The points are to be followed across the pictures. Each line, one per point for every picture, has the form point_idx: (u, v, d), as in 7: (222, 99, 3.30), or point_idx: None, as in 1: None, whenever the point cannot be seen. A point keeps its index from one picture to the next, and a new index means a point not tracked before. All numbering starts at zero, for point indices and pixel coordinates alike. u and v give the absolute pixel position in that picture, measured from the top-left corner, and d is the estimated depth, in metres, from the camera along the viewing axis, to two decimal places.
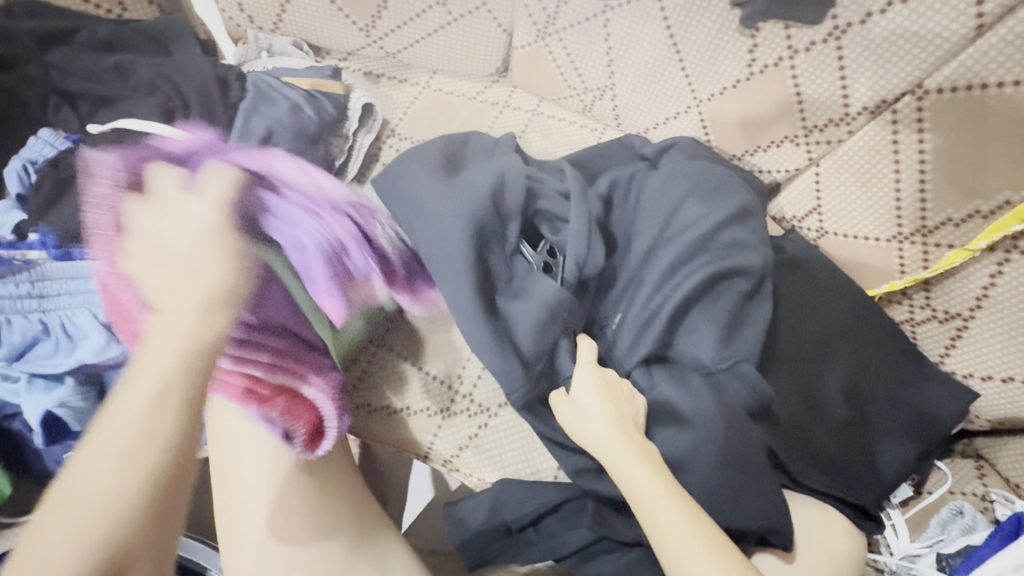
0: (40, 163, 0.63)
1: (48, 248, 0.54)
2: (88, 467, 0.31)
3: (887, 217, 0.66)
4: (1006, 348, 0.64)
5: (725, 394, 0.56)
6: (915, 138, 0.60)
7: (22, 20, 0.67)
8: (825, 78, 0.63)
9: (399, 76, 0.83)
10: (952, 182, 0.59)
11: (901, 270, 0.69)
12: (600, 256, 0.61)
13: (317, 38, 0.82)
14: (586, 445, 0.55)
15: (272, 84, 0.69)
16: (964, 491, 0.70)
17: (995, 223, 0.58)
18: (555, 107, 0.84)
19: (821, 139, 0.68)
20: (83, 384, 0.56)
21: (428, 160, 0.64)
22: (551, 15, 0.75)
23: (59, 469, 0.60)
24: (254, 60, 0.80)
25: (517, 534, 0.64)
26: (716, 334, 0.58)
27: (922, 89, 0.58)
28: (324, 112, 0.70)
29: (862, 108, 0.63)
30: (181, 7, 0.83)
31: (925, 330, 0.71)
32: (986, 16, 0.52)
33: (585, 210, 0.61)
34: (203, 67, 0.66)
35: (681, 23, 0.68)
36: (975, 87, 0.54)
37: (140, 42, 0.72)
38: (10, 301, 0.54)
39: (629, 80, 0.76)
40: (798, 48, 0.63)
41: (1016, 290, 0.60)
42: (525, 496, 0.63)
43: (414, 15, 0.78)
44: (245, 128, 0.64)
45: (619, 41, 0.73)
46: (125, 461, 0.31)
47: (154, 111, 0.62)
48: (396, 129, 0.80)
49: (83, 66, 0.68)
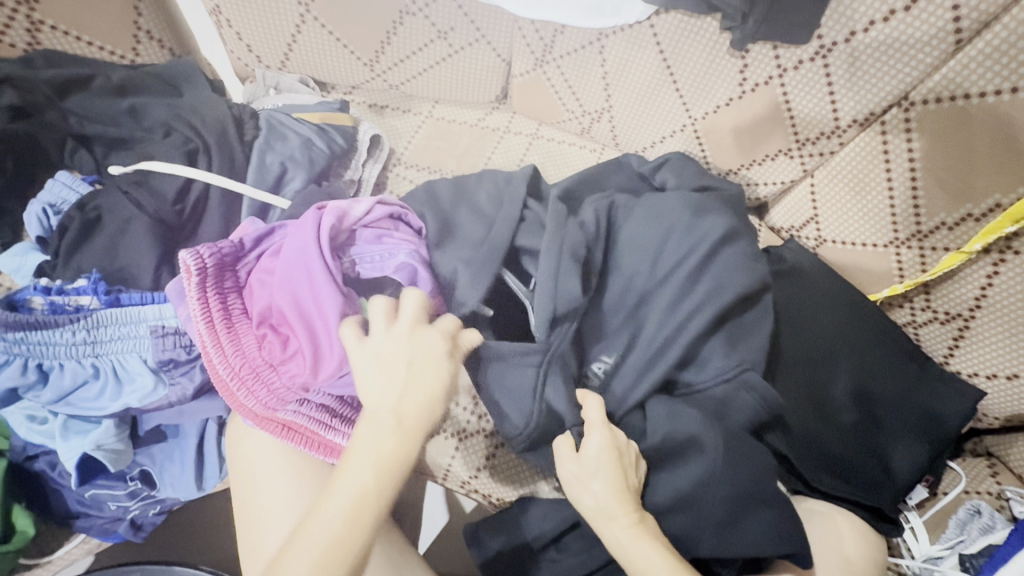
0: (60, 206, 0.65)
1: (100, 294, 0.54)
2: (329, 530, 0.41)
3: (882, 223, 0.68)
4: (1009, 346, 0.65)
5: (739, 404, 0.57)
6: (904, 147, 0.63)
7: (41, 70, 0.69)
8: (815, 93, 0.66)
9: (402, 107, 0.86)
10: (943, 187, 0.62)
11: (900, 274, 0.70)
12: (574, 287, 0.58)
13: (323, 74, 0.85)
14: (581, 508, 0.53)
15: (284, 121, 0.71)
16: (980, 490, 0.71)
17: (988, 225, 0.60)
18: (554, 130, 0.87)
19: (814, 151, 0.71)
20: (122, 425, 0.55)
21: (441, 203, 0.66)
22: (548, 43, 0.77)
23: (80, 507, 0.60)
24: (263, 98, 0.83)
25: (538, 554, 0.63)
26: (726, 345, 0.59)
27: (909, 101, 0.61)
28: (334, 145, 0.72)
29: (851, 121, 0.65)
30: (190, 49, 0.86)
31: (928, 332, 0.72)
32: (963, 31, 0.55)
33: (557, 242, 0.59)
34: (218, 107, 0.68)
35: (673, 47, 0.71)
36: (958, 97, 0.57)
37: (152, 85, 0.74)
38: (54, 347, 0.52)
39: (625, 102, 0.79)
40: (787, 66, 0.66)
41: (1012, 288, 0.62)
42: (544, 515, 0.63)
43: (419, 47, 0.80)
44: (260, 165, 0.66)
45: (614, 66, 0.76)
46: (363, 516, 0.42)
47: (173, 153, 0.63)
48: (402, 157, 0.82)
49: (99, 110, 0.70)
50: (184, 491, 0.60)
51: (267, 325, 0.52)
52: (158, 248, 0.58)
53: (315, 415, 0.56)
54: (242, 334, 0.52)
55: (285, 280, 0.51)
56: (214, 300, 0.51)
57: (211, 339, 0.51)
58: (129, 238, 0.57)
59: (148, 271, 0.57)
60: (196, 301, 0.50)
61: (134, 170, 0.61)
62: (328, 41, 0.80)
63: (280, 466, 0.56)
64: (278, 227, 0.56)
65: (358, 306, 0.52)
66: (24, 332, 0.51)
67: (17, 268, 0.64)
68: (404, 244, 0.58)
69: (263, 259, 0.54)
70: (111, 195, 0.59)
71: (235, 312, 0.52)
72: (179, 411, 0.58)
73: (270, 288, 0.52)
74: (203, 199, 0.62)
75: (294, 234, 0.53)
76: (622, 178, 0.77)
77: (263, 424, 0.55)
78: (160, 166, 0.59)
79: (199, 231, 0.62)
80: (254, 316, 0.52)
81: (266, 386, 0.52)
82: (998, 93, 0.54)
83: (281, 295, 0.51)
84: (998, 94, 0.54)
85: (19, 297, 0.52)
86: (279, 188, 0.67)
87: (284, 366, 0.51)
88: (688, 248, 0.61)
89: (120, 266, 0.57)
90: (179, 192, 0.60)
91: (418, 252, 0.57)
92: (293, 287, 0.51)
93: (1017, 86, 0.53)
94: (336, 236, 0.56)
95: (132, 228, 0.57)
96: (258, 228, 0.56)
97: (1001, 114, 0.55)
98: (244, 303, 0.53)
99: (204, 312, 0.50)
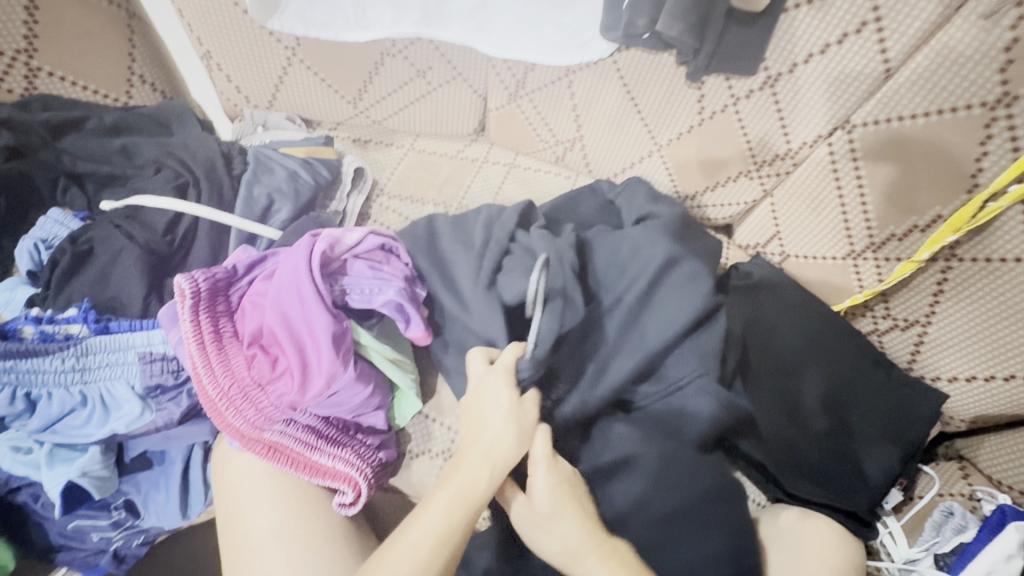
0: (51, 240, 0.67)
1: (90, 323, 0.55)
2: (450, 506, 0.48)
3: (839, 237, 0.73)
4: (965, 349, 0.69)
5: (711, 411, 0.60)
6: (851, 166, 0.68)
7: (36, 113, 0.72)
8: (766, 119, 0.71)
9: (385, 141, 0.91)
10: (889, 201, 0.66)
11: (859, 285, 0.75)
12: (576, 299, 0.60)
13: (309, 112, 0.89)
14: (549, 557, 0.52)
15: (268, 157, 0.74)
16: (952, 492, 0.73)
17: (933, 235, 0.65)
18: (530, 159, 0.92)
19: (771, 172, 0.76)
20: (108, 452, 0.56)
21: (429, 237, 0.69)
22: (520, 79, 0.83)
23: (62, 540, 0.60)
24: (251, 135, 0.86)
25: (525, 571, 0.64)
26: (694, 355, 0.62)
27: (850, 124, 0.66)
28: (318, 177, 0.75)
29: (802, 143, 0.71)
30: (182, 91, 0.90)
31: (891, 339, 0.76)
32: (891, 61, 0.60)
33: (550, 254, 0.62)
34: (208, 144, 0.72)
35: (636, 80, 0.76)
36: (893, 120, 0.62)
37: (144, 125, 0.78)
38: (43, 374, 0.53)
39: (596, 132, 0.84)
40: (739, 96, 0.71)
41: (961, 292, 0.66)
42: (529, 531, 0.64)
43: (399, 85, 0.85)
44: (247, 198, 0.69)
45: (583, 99, 0.81)
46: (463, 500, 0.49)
47: (164, 188, 0.66)
48: (385, 188, 0.86)
49: (93, 149, 0.74)
50: (169, 519, 0.60)
51: (257, 346, 0.54)
52: (147, 276, 0.60)
53: (300, 436, 0.56)
54: (232, 355, 0.54)
55: (275, 301, 0.54)
56: (206, 323, 0.54)
57: (202, 360, 0.53)
58: (119, 268, 0.59)
59: (137, 299, 0.59)
60: (188, 323, 0.53)
61: (126, 205, 0.64)
62: (314, 81, 0.84)
63: (269, 486, 0.57)
64: (272, 253, 0.59)
65: (347, 324, 0.55)
66: (13, 361, 0.52)
67: (7, 301, 0.65)
68: (394, 278, 0.61)
69: (256, 283, 0.57)
70: (103, 228, 0.61)
71: (225, 334, 0.54)
72: (165, 437, 0.59)
73: (261, 310, 0.55)
74: (190, 229, 0.64)
75: (286, 259, 0.56)
76: (594, 202, 0.81)
77: (249, 445, 0.55)
78: (155, 200, 0.62)
79: (188, 261, 0.64)
80: (246, 338, 0.54)
81: (254, 406, 0.53)
82: (927, 115, 0.60)
83: (272, 317, 0.54)
84: (927, 116, 0.60)
85: (11, 327, 0.54)
86: (264, 219, 0.69)
87: (272, 387, 0.53)
88: (655, 264, 0.65)
89: (111, 295, 0.59)
90: (169, 224, 0.63)
91: (406, 294, 0.59)
92: (284, 309, 0.54)
93: (944, 109, 0.58)
94: (328, 261, 0.59)
95: (122, 258, 0.60)
96: (249, 256, 0.59)
97: (934, 134, 0.60)
98: (235, 326, 0.55)
99: (196, 334, 0.53)
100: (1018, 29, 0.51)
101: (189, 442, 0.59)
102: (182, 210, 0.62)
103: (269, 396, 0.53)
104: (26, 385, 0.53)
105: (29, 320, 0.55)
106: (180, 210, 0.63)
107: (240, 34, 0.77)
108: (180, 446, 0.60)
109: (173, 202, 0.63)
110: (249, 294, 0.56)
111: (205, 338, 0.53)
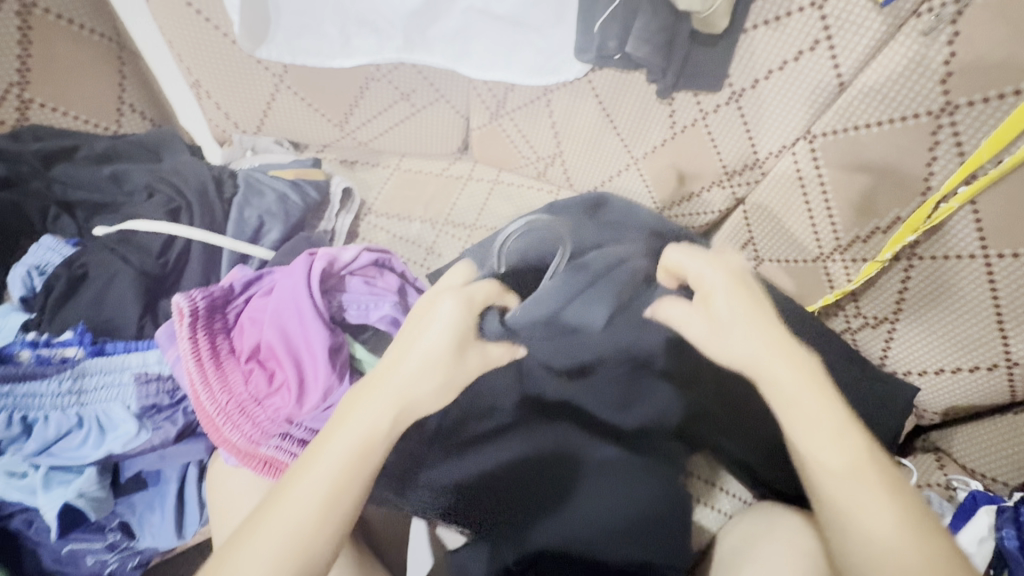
0: (43, 267, 0.68)
1: (86, 345, 0.57)
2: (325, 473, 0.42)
3: (808, 241, 0.77)
4: (933, 345, 0.72)
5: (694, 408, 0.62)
6: (815, 174, 0.72)
7: (28, 143, 0.74)
8: (734, 132, 0.75)
9: (371, 161, 0.94)
10: (852, 206, 0.70)
11: (831, 285, 0.78)
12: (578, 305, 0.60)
13: (297, 136, 0.92)
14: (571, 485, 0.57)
15: (264, 183, 0.76)
16: (931, 482, 0.76)
17: (894, 236, 0.69)
18: (513, 175, 0.95)
19: (743, 181, 0.80)
20: (104, 473, 0.57)
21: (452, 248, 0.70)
22: (500, 100, 0.86)
23: (56, 564, 0.60)
24: (239, 160, 0.89)
25: None
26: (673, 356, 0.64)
27: (811, 134, 0.70)
28: (307, 198, 0.78)
29: (769, 152, 0.75)
30: (171, 118, 0.92)
31: (863, 336, 0.79)
32: (844, 75, 0.65)
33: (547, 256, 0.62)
34: (199, 169, 0.73)
35: (610, 98, 0.80)
36: (850, 130, 0.66)
37: (134, 152, 0.80)
38: (40, 398, 0.54)
39: (575, 148, 0.88)
40: (708, 110, 0.75)
41: (925, 287, 0.69)
42: None
43: (384, 108, 0.88)
44: (238, 220, 0.71)
45: (561, 116, 0.85)
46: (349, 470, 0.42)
47: (156, 212, 0.68)
48: (372, 207, 0.88)
49: (84, 177, 0.75)
50: (164, 540, 0.61)
51: (255, 361, 0.56)
52: (141, 299, 0.61)
53: (296, 450, 0.56)
54: (230, 372, 0.55)
55: (274, 318, 0.56)
56: (204, 340, 0.55)
57: (200, 376, 0.54)
58: (113, 291, 0.61)
59: (132, 320, 0.60)
60: (186, 340, 0.54)
61: (118, 230, 0.65)
62: (301, 106, 0.86)
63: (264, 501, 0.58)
64: (266, 274, 0.62)
65: (343, 339, 0.57)
66: (13, 384, 0.54)
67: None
68: (388, 293, 0.63)
69: (252, 303, 0.59)
70: (96, 252, 0.63)
71: (223, 351, 0.56)
72: (161, 456, 0.60)
73: (259, 327, 0.57)
74: (183, 252, 0.66)
75: (285, 277, 0.59)
76: None
77: (244, 462, 0.55)
78: (149, 224, 0.64)
79: (181, 282, 0.66)
80: (245, 355, 0.56)
81: (251, 420, 0.54)
82: (880, 124, 0.64)
83: (271, 332, 0.56)
84: (880, 125, 0.64)
85: (7, 352, 0.55)
86: (255, 240, 0.72)
87: (270, 400, 0.55)
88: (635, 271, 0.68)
89: (106, 318, 0.60)
90: (162, 247, 0.65)
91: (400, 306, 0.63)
92: (283, 325, 0.56)
93: (895, 118, 0.62)
94: (326, 277, 0.61)
95: (117, 281, 0.61)
96: (246, 274, 0.62)
97: (889, 142, 0.64)
98: (232, 344, 0.57)
99: (194, 351, 0.54)
100: (954, 45, 0.56)
101: (184, 460, 0.60)
102: (175, 232, 0.65)
103: (267, 409, 0.55)
104: (22, 409, 0.54)
105: (24, 344, 0.56)
106: (173, 233, 0.65)
107: (229, 63, 0.80)
108: (175, 464, 0.60)
109: (166, 226, 0.65)
110: (248, 312, 0.58)
111: (204, 354, 0.55)
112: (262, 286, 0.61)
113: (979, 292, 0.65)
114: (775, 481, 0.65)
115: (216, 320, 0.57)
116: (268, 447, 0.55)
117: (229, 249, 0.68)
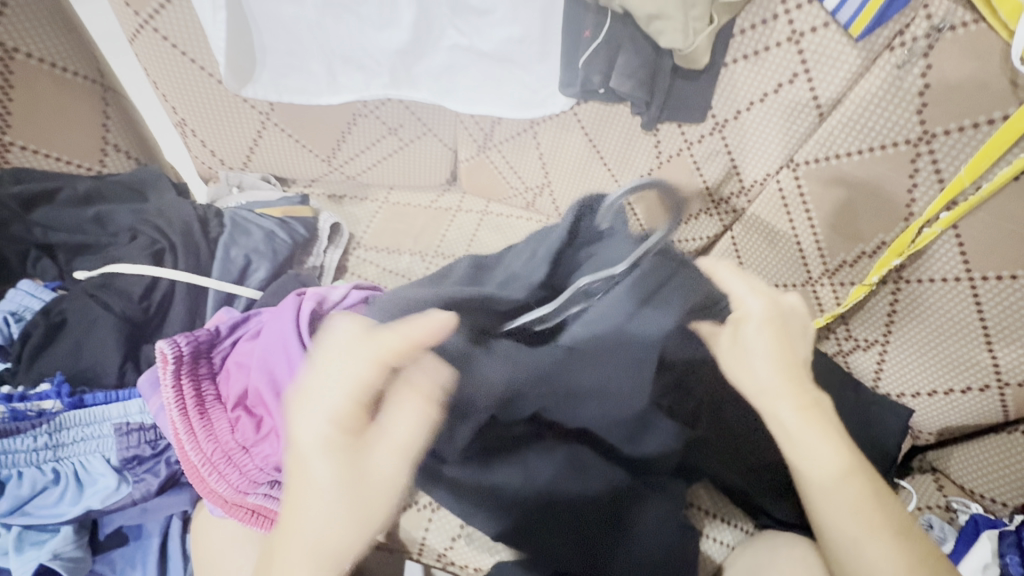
0: (21, 313, 0.66)
1: (64, 397, 0.54)
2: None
3: (797, 265, 0.77)
4: (924, 366, 0.73)
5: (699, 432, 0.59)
6: (800, 201, 0.73)
7: (8, 186, 0.72)
8: (719, 160, 0.77)
9: (360, 195, 0.93)
10: (838, 232, 0.71)
11: (821, 309, 0.78)
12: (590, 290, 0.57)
13: (284, 172, 0.91)
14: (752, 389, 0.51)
15: (269, 226, 0.76)
16: (930, 505, 0.75)
17: (879, 261, 0.69)
18: (502, 206, 0.95)
19: (729, 209, 0.82)
20: (81, 530, 0.54)
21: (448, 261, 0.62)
22: (488, 132, 0.87)
23: None
24: (226, 197, 0.88)
25: None
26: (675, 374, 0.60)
27: (794, 163, 0.71)
28: (295, 235, 0.77)
29: (755, 179, 0.76)
30: (156, 156, 0.92)
31: (855, 359, 0.79)
32: (823, 106, 0.66)
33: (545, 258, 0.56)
34: (184, 209, 0.72)
35: (596, 129, 0.81)
36: (831, 158, 0.68)
37: (117, 192, 0.79)
38: (14, 454, 0.52)
39: (563, 178, 0.88)
40: (692, 140, 0.77)
41: (913, 310, 0.70)
42: None
43: (371, 143, 0.88)
44: (224, 260, 0.70)
45: (548, 148, 0.86)
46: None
47: (140, 255, 0.66)
48: (361, 241, 0.88)
49: (65, 219, 0.74)
50: None
51: (242, 408, 0.55)
52: (123, 345, 0.59)
53: (285, 498, 0.54)
54: (216, 418, 0.54)
55: (261, 362, 0.55)
56: (188, 388, 0.54)
57: (184, 424, 0.53)
58: (94, 338, 0.59)
59: (113, 368, 0.58)
60: (169, 389, 0.53)
61: (100, 273, 0.64)
62: (288, 142, 0.86)
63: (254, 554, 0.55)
64: (256, 315, 0.61)
65: None
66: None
67: None
68: None
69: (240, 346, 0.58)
70: (76, 298, 0.61)
71: (208, 398, 0.55)
72: (142, 510, 0.57)
73: (246, 369, 0.56)
74: (167, 294, 0.65)
75: (272, 319, 0.57)
76: None
77: (229, 511, 0.53)
78: (132, 268, 0.63)
79: (165, 325, 0.64)
80: (231, 399, 0.55)
81: (238, 470, 0.53)
82: (860, 152, 0.65)
83: (256, 375, 0.55)
84: (860, 153, 0.65)
85: None
86: (242, 280, 0.70)
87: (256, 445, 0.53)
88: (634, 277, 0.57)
89: (85, 366, 0.58)
90: (146, 290, 0.63)
91: None
92: (267, 364, 0.54)
93: (875, 147, 0.64)
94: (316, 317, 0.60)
95: (98, 328, 0.59)
96: (232, 317, 0.61)
97: (870, 171, 0.65)
98: (218, 390, 0.56)
99: (178, 399, 0.53)
100: (928, 76, 0.58)
101: (166, 513, 0.57)
102: (158, 274, 0.63)
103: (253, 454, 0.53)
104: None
105: None
106: (156, 275, 0.64)
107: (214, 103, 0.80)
108: (157, 518, 0.58)
109: (150, 269, 0.63)
110: (235, 355, 0.57)
111: (192, 401, 0.54)
112: (251, 328, 0.60)
113: (966, 314, 0.66)
114: (777, 511, 0.64)
115: (205, 365, 0.56)
116: (254, 494, 0.53)
117: (214, 290, 0.66)
